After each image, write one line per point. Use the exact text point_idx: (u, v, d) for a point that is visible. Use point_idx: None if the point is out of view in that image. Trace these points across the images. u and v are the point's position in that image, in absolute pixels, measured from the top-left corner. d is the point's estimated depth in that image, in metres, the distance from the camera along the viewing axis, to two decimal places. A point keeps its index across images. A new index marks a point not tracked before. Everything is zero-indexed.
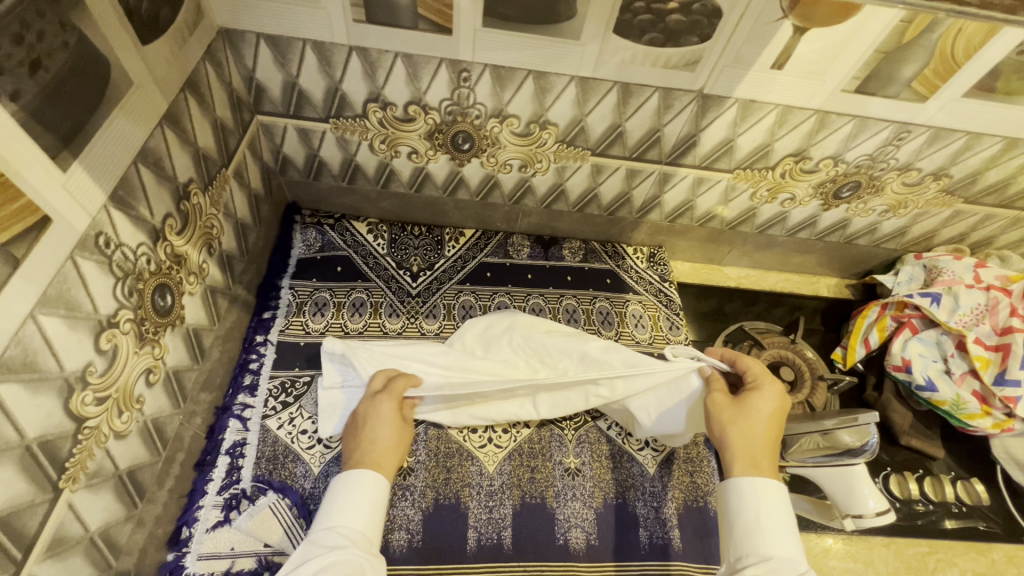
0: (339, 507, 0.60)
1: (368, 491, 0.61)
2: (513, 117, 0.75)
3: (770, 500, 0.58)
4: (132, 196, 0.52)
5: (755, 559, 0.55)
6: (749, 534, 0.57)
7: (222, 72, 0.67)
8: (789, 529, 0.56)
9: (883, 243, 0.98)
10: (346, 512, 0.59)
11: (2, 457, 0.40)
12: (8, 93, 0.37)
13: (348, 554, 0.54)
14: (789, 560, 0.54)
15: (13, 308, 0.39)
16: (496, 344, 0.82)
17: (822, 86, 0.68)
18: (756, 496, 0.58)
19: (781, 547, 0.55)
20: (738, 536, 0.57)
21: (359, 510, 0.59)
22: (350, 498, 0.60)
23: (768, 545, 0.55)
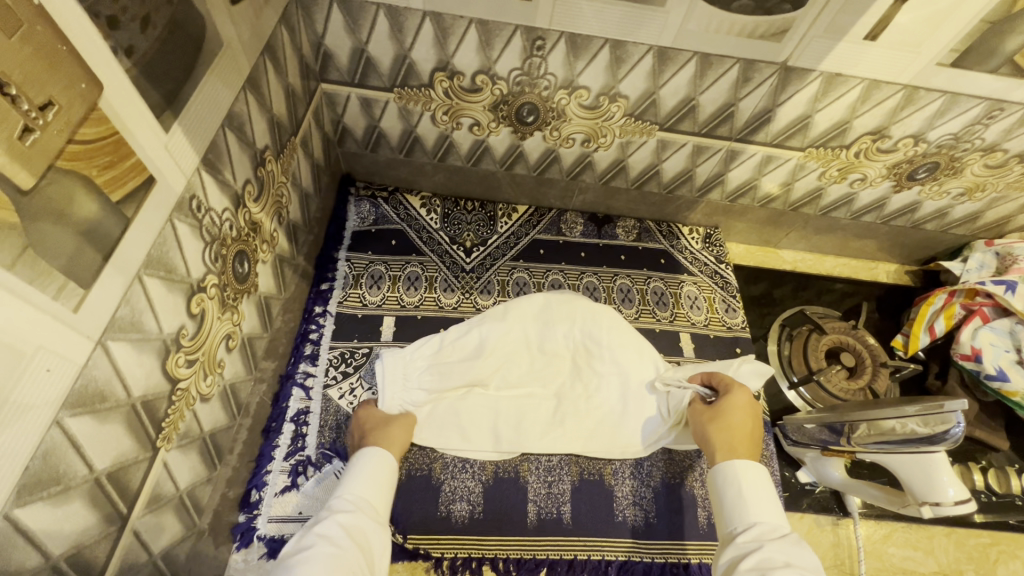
0: (352, 482, 0.59)
1: (376, 464, 0.62)
2: (583, 89, 0.73)
3: (755, 475, 0.58)
4: (220, 160, 0.52)
5: (743, 528, 0.54)
6: (737, 506, 0.56)
7: (295, 37, 0.66)
8: (773, 498, 0.56)
9: (952, 228, 0.95)
10: (361, 484, 0.59)
11: (113, 413, 0.41)
12: (124, 48, 0.37)
13: (357, 522, 0.54)
14: (775, 525, 0.53)
15: (124, 267, 0.40)
16: (550, 342, 0.78)
17: (916, 60, 0.65)
18: (738, 475, 0.58)
19: (769, 515, 0.55)
20: (729, 509, 0.57)
21: (372, 484, 0.59)
22: (364, 472, 0.61)
23: (755, 513, 0.55)
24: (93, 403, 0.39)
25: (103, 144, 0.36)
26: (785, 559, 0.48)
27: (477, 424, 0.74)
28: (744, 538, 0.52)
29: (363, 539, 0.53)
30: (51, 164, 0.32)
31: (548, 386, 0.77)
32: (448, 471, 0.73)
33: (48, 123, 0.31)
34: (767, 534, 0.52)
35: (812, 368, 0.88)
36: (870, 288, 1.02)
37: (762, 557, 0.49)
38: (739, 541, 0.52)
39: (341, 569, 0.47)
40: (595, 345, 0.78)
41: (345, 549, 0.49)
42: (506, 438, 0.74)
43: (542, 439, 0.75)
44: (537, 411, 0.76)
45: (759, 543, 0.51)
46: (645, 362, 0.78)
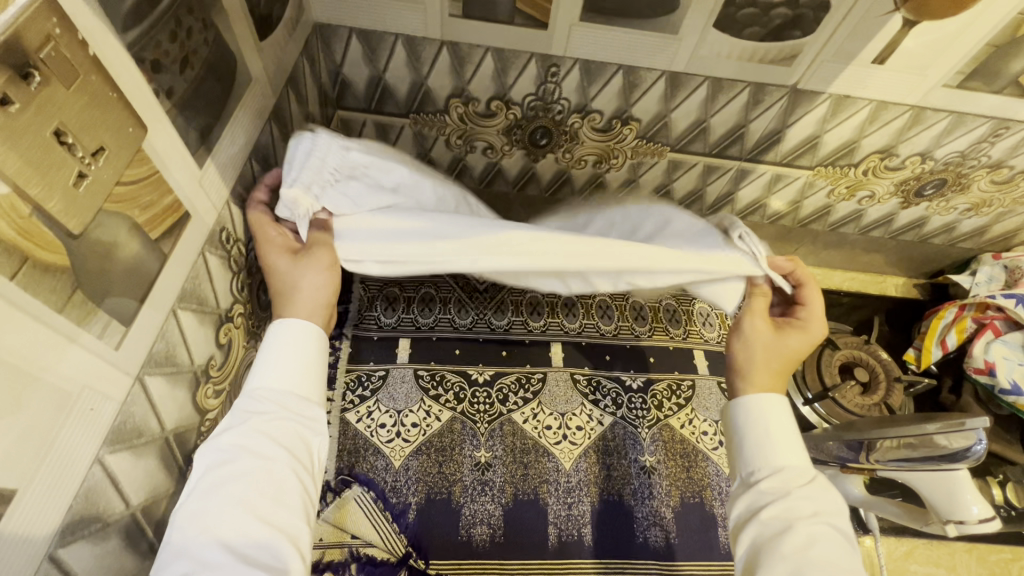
0: (270, 361, 0.48)
1: (297, 339, 0.49)
2: (596, 113, 0.75)
3: (783, 412, 0.54)
4: (246, 192, 0.52)
5: (767, 471, 0.52)
6: (758, 446, 0.53)
7: (314, 66, 0.67)
8: (796, 435, 0.54)
9: (959, 242, 0.96)
10: (278, 368, 0.47)
11: (148, 447, 0.41)
12: (165, 90, 0.38)
13: (276, 419, 0.45)
14: (800, 468, 0.52)
15: (161, 302, 0.40)
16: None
17: (923, 82, 0.66)
18: (762, 411, 0.55)
19: (791, 453, 0.52)
20: (748, 447, 0.54)
21: (293, 367, 0.48)
22: (280, 347, 0.48)
23: (779, 454, 0.52)
24: (130, 438, 0.39)
25: (146, 184, 0.37)
26: (812, 509, 0.48)
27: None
28: (768, 484, 0.51)
29: (287, 441, 0.44)
30: (100, 208, 0.33)
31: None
32: (468, 494, 0.73)
33: (99, 169, 0.32)
34: (792, 478, 0.51)
35: (827, 384, 0.88)
36: (878, 302, 1.03)
37: (788, 507, 0.48)
38: (762, 486, 0.51)
39: (259, 489, 0.41)
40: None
41: (269, 459, 0.42)
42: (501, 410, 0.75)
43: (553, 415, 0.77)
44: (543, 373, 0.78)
45: (782, 489, 0.50)
46: None
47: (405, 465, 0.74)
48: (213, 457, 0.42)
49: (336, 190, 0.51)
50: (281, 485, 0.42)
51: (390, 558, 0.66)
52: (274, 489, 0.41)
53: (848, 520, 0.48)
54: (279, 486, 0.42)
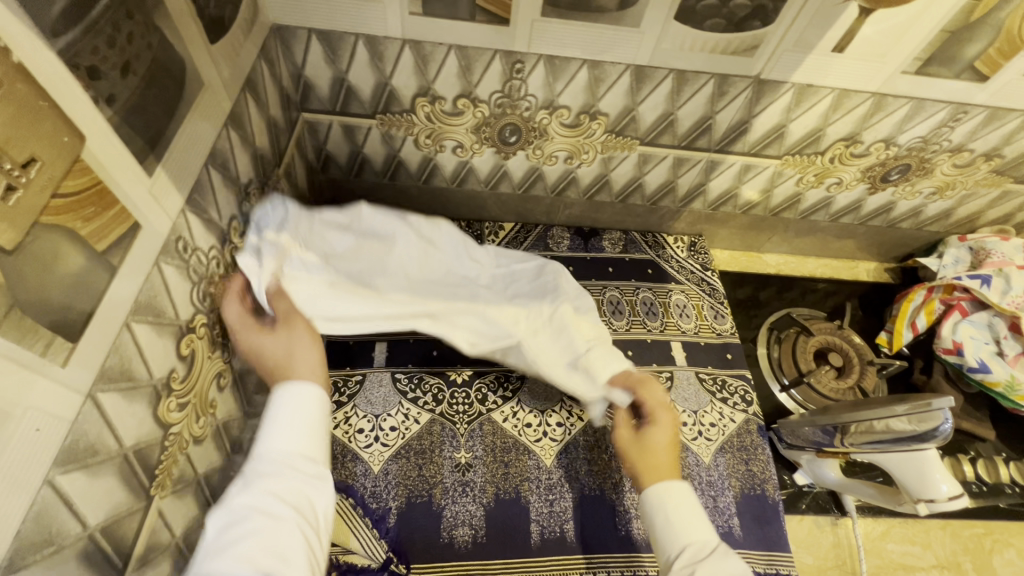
0: (282, 428, 0.52)
1: (305, 404, 0.54)
2: (563, 109, 0.74)
3: (681, 492, 0.61)
4: (204, 200, 0.51)
5: (678, 556, 0.56)
6: (670, 528, 0.58)
7: (274, 69, 0.66)
8: (699, 516, 0.59)
9: (926, 226, 0.98)
10: (283, 430, 0.52)
11: (105, 466, 0.40)
12: (105, 97, 0.36)
13: (288, 483, 0.49)
14: (706, 543, 0.56)
15: (111, 316, 0.39)
16: (510, 284, 0.77)
17: (883, 69, 0.67)
18: (664, 495, 0.60)
19: (700, 530, 0.57)
20: (660, 536, 0.59)
21: (298, 429, 0.52)
22: (288, 406, 0.54)
23: (685, 534, 0.57)
24: (85, 457, 0.38)
25: (87, 195, 0.35)
26: None
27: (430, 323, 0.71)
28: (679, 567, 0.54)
29: (297, 502, 0.48)
30: (36, 221, 0.31)
31: (506, 334, 0.74)
32: (449, 496, 0.72)
33: (31, 180, 0.30)
34: (698, 555, 0.55)
35: (802, 370, 0.89)
36: (851, 287, 1.04)
37: None
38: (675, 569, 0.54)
39: (274, 549, 0.44)
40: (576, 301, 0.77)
41: (281, 520, 0.46)
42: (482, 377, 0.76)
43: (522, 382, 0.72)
44: (520, 319, 0.74)
45: (692, 568, 0.54)
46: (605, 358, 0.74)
47: (385, 469, 0.73)
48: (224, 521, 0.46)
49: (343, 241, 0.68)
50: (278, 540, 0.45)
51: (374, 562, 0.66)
52: (291, 549, 0.45)
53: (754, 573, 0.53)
54: (295, 546, 0.46)
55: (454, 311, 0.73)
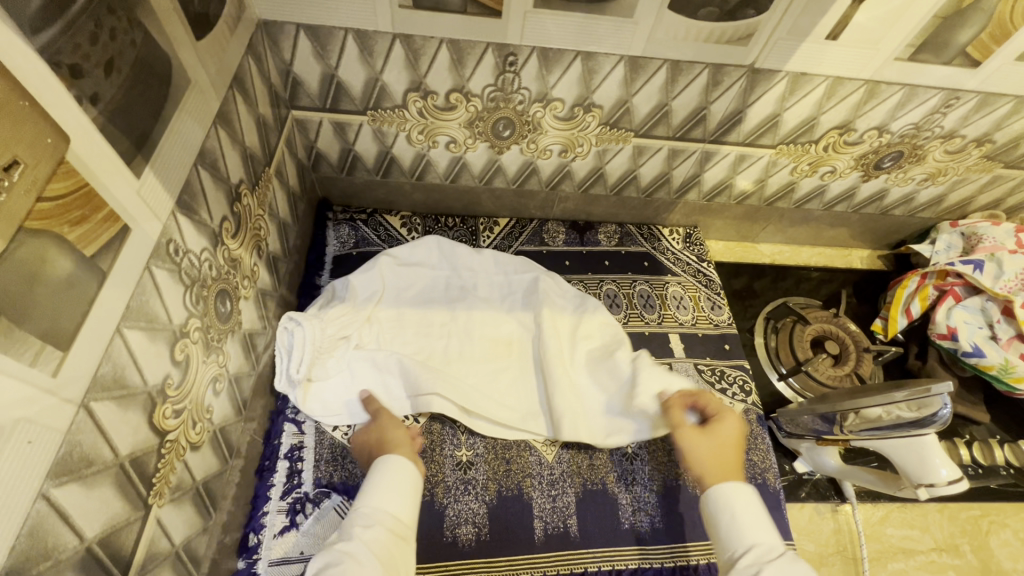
0: (378, 489, 0.58)
1: (399, 476, 0.60)
2: (557, 101, 0.74)
3: (748, 494, 0.59)
4: (194, 201, 0.50)
5: (745, 552, 0.54)
6: (734, 529, 0.56)
7: (262, 65, 0.65)
8: (767, 522, 0.57)
9: (918, 213, 0.98)
10: (380, 492, 0.58)
11: (100, 477, 0.39)
12: (89, 97, 0.35)
13: (382, 537, 0.53)
14: (772, 546, 0.54)
15: (101, 323, 0.38)
16: (506, 296, 0.86)
17: (877, 56, 0.67)
18: (731, 494, 0.59)
19: (764, 533, 0.56)
20: (724, 537, 0.57)
21: (395, 493, 0.58)
22: (383, 489, 0.58)
23: (750, 535, 0.55)
24: (80, 468, 0.37)
25: (73, 198, 0.34)
26: None
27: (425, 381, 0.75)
28: (745, 563, 0.52)
29: (389, 554, 0.52)
30: (20, 227, 0.30)
31: (492, 361, 0.81)
32: (451, 495, 0.72)
33: (15, 184, 0.29)
34: (765, 555, 0.53)
35: (799, 359, 0.90)
36: (845, 274, 1.05)
37: None
38: (741, 565, 0.52)
39: None
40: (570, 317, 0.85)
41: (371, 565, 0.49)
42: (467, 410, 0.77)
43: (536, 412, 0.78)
44: (505, 351, 0.82)
45: (757, 568, 0.51)
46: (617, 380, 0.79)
47: None
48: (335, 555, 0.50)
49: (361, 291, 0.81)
50: (394, 551, 0.53)
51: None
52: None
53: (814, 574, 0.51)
54: None
55: (464, 346, 0.81)
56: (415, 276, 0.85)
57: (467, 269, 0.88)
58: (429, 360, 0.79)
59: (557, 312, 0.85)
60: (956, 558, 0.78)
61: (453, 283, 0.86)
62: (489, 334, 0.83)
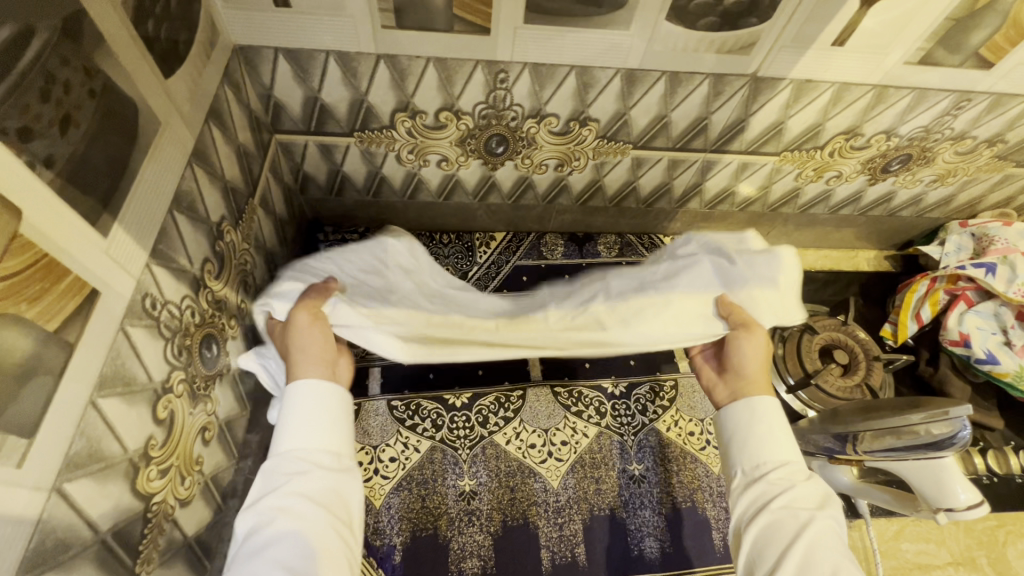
0: (292, 418, 0.52)
1: (325, 402, 0.53)
2: (552, 117, 0.71)
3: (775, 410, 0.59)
4: (171, 248, 0.47)
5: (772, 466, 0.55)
6: (744, 443, 0.58)
7: (240, 92, 0.61)
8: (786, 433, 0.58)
9: (926, 213, 0.95)
10: (298, 428, 0.51)
11: (78, 559, 0.37)
12: (43, 159, 0.32)
13: (314, 481, 0.49)
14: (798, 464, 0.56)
15: (72, 399, 0.35)
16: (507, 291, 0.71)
17: (885, 60, 0.64)
18: (765, 413, 0.59)
19: (779, 440, 0.57)
20: (738, 445, 0.58)
21: (313, 427, 0.52)
22: (302, 412, 0.52)
23: (778, 451, 0.56)
24: (55, 555, 0.34)
25: (31, 274, 0.32)
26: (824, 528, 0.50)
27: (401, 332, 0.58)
28: (777, 477, 0.54)
29: (327, 497, 0.49)
30: None
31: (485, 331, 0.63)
32: (455, 527, 0.70)
33: None
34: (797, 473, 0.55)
35: (808, 370, 0.87)
36: (851, 277, 1.03)
37: (792, 502, 0.52)
38: (772, 479, 0.54)
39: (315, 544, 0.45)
40: (591, 303, 0.67)
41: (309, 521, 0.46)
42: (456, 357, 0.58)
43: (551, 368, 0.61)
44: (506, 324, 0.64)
45: (789, 482, 0.54)
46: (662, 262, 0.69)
47: (386, 503, 0.70)
48: (252, 522, 0.46)
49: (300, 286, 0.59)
50: (327, 498, 0.49)
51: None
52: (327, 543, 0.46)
53: (837, 504, 0.53)
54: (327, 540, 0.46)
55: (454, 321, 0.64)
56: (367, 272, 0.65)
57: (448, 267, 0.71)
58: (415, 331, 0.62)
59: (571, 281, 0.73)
60: (973, 572, 0.76)
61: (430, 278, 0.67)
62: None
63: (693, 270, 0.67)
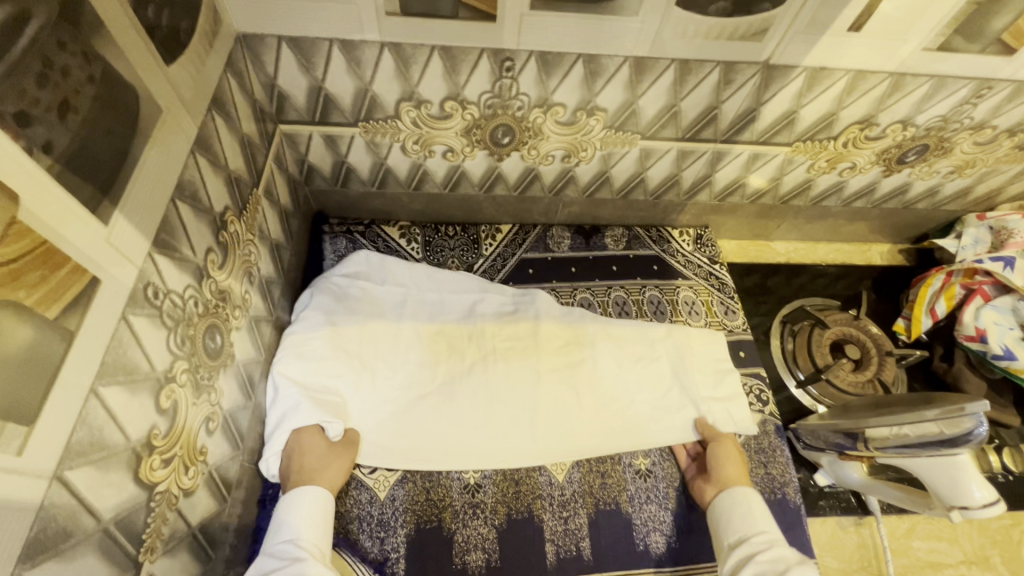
0: (293, 519, 0.61)
1: (317, 504, 0.63)
2: (559, 106, 0.69)
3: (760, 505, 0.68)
4: (174, 238, 0.47)
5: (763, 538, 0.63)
6: (742, 517, 0.67)
7: (243, 81, 0.61)
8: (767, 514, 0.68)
9: (943, 205, 0.93)
10: (296, 526, 0.61)
11: (81, 547, 0.37)
12: (41, 145, 0.32)
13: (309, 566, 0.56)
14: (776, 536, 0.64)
15: (73, 386, 0.35)
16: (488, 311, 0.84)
17: (903, 46, 0.62)
18: (748, 499, 0.68)
19: (764, 522, 0.66)
20: (734, 518, 0.67)
21: (308, 524, 0.61)
22: (299, 515, 0.62)
23: (762, 525, 0.66)
24: (57, 543, 0.34)
25: (29, 259, 0.31)
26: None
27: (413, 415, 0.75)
28: (760, 539, 0.63)
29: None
30: None
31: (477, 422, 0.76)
32: (459, 520, 0.70)
33: None
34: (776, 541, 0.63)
35: (819, 365, 0.86)
36: (864, 271, 1.01)
37: (778, 555, 0.60)
38: (755, 540, 0.63)
39: None
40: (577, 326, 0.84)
41: None
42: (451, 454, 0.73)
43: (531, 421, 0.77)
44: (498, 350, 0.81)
45: (772, 544, 0.62)
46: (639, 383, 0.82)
47: (391, 495, 0.70)
48: None
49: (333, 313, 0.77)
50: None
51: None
52: None
53: (817, 569, 0.60)
54: None
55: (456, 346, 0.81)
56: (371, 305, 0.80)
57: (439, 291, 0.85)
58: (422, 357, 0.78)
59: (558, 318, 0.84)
60: (986, 571, 0.75)
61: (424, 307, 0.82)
62: (463, 359, 0.80)
63: (646, 332, 0.84)
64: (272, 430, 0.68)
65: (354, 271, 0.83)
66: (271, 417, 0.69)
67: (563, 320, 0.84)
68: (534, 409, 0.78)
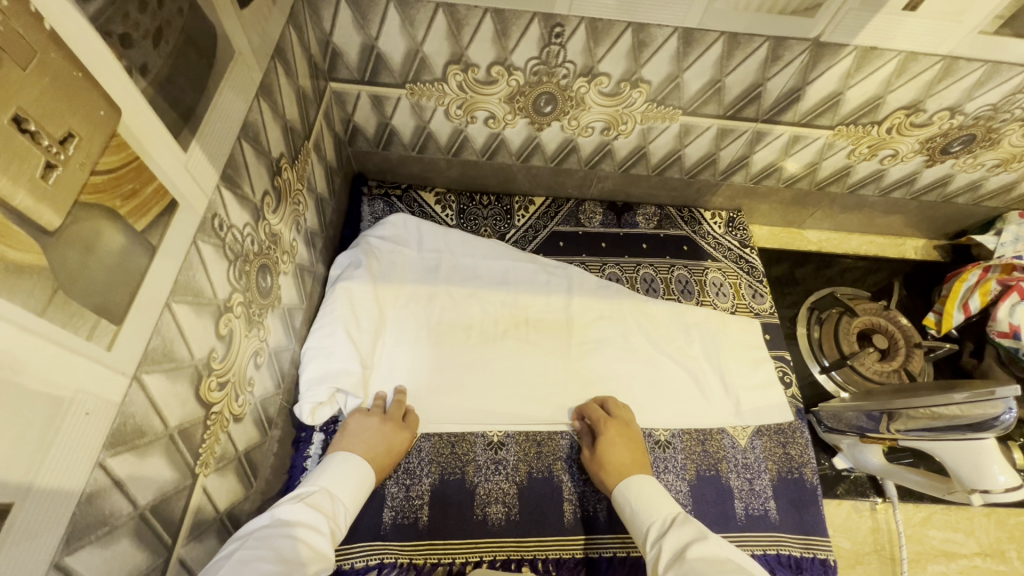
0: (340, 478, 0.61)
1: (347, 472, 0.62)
2: (603, 76, 0.70)
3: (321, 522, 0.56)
4: (238, 175, 0.49)
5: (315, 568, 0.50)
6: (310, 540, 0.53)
7: (302, 35, 0.63)
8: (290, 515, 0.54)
9: (984, 201, 0.92)
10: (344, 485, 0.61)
11: (151, 447, 0.40)
12: (138, 68, 0.35)
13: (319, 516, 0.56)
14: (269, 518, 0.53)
15: (153, 296, 0.38)
16: (527, 283, 0.85)
17: (959, 28, 0.61)
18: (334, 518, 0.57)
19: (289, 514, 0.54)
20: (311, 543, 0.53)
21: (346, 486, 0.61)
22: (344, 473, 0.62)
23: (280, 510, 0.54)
24: (132, 439, 0.38)
25: (124, 171, 0.34)
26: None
27: (448, 374, 0.77)
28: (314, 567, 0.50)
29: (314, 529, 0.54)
30: (76, 200, 0.30)
31: (510, 386, 0.78)
32: (482, 474, 0.72)
33: (69, 158, 0.29)
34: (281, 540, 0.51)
35: (844, 353, 0.86)
36: (895, 265, 1.00)
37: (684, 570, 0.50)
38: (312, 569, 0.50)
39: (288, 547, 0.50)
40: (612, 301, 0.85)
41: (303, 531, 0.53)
42: (483, 418, 0.75)
43: (559, 392, 0.78)
44: (532, 319, 0.83)
45: None
46: (677, 365, 0.82)
47: (418, 446, 0.72)
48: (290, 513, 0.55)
49: (380, 272, 0.81)
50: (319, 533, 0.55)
51: (404, 521, 0.68)
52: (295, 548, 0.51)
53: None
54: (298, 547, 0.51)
55: (491, 314, 0.83)
56: (413, 268, 0.84)
57: (481, 259, 0.86)
58: (458, 324, 0.81)
59: (596, 294, 0.85)
60: (1000, 564, 0.75)
61: (464, 274, 0.85)
62: (499, 329, 0.82)
63: (681, 316, 0.85)
64: (310, 379, 0.69)
65: (392, 235, 0.86)
66: (311, 366, 0.70)
67: (598, 294, 0.86)
68: (563, 378, 0.79)
